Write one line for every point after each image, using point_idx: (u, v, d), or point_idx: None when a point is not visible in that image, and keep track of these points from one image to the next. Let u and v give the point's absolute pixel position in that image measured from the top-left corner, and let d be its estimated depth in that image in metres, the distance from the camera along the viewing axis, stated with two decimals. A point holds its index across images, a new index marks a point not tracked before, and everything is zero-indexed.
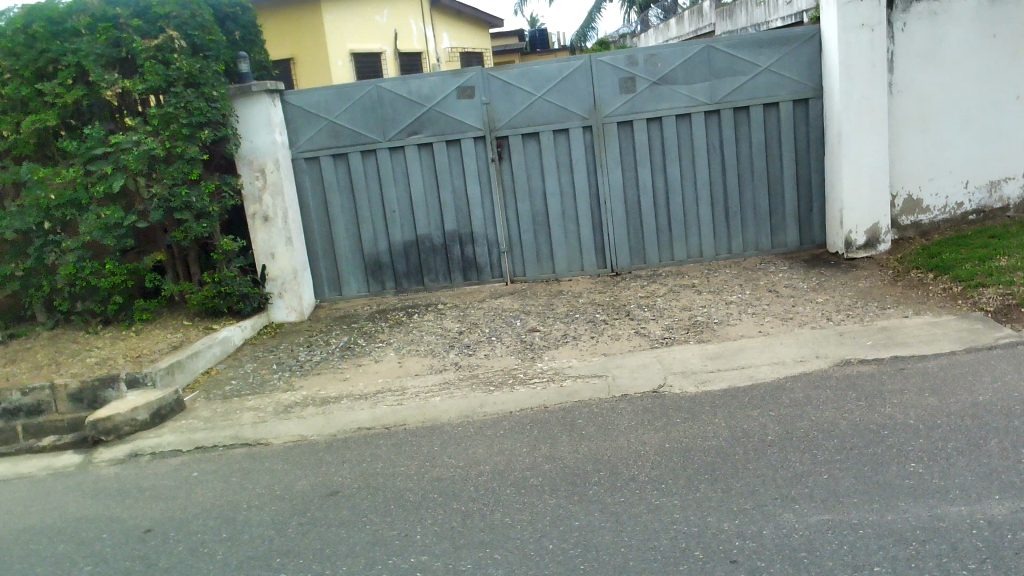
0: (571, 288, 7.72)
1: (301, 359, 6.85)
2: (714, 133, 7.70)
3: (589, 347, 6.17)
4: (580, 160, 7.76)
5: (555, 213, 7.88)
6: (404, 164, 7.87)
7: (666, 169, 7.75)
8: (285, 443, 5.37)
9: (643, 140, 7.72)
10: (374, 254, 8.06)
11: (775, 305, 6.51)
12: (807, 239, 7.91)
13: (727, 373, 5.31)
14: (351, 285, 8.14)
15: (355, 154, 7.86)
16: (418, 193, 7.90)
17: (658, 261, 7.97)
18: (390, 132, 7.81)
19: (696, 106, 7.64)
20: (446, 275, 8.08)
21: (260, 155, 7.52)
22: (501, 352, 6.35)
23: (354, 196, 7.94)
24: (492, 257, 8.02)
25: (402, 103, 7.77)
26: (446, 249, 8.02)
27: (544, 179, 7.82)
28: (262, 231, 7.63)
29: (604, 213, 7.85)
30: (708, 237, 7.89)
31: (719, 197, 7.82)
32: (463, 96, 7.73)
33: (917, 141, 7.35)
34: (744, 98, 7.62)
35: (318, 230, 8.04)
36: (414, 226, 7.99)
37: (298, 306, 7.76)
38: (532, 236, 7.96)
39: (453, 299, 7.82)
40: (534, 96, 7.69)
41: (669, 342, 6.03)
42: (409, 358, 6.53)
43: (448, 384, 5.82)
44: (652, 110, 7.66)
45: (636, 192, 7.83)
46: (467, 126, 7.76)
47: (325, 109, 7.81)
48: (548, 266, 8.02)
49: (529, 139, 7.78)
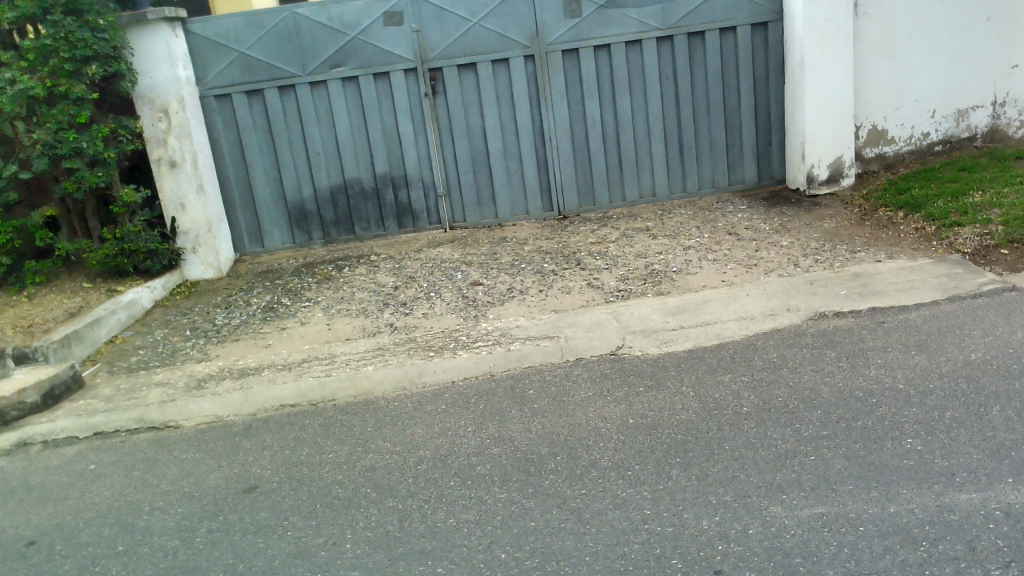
0: (515, 235, 7.10)
1: (218, 323, 6.14)
2: (667, 61, 7.07)
3: (538, 303, 5.60)
4: (522, 93, 7.08)
5: (497, 153, 7.21)
6: (327, 100, 7.09)
7: (616, 101, 7.12)
8: (197, 426, 4.71)
9: (590, 70, 7.05)
10: (298, 201, 7.32)
11: (737, 250, 6.00)
12: (766, 175, 7.39)
13: (692, 331, 4.80)
14: (274, 237, 7.40)
15: (272, 90, 7.05)
16: (345, 133, 7.14)
17: (608, 202, 7.38)
18: (310, 65, 7.00)
19: (647, 32, 6.97)
20: (379, 223, 7.39)
21: (162, 93, 6.66)
22: (441, 310, 5.74)
23: (273, 137, 7.15)
24: (429, 202, 7.34)
25: (322, 32, 6.96)
26: (378, 194, 7.31)
27: (483, 115, 7.13)
28: (169, 179, 6.81)
29: (549, 152, 7.22)
30: (662, 175, 7.32)
31: (673, 131, 7.23)
32: (390, 23, 6.94)
33: (883, 67, 6.83)
34: (698, 22, 6.98)
35: (235, 176, 7.24)
36: (342, 169, 7.25)
37: (215, 262, 7.01)
38: (472, 178, 7.29)
39: (387, 249, 7.15)
40: (469, 22, 6.94)
41: (626, 295, 5.49)
42: (339, 319, 5.89)
43: (382, 350, 5.20)
44: (599, 36, 6.98)
45: (584, 127, 7.19)
46: (396, 57, 6.99)
47: (235, 40, 6.96)
48: (490, 210, 7.38)
49: (465, 70, 7.05)
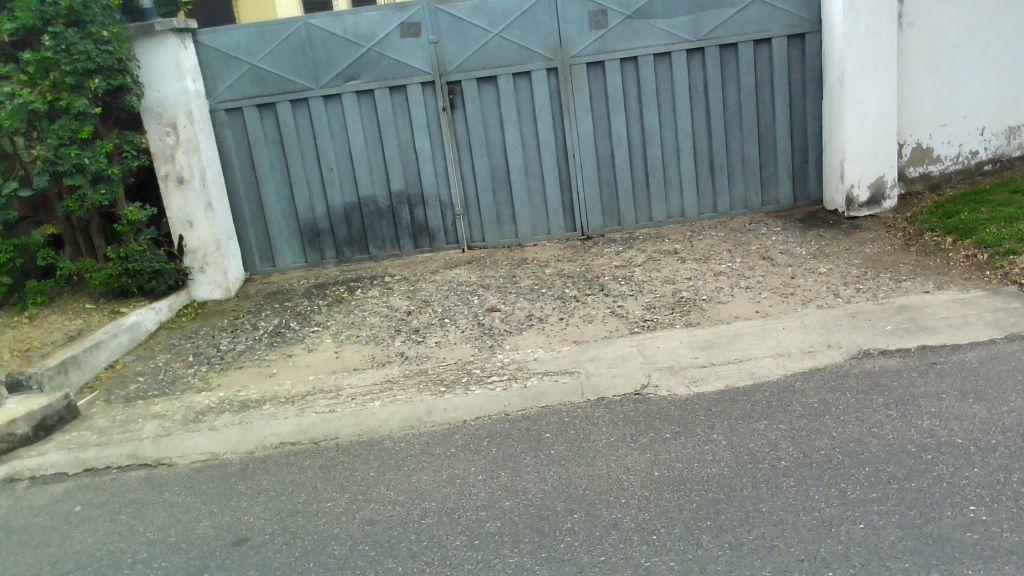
0: (536, 257, 6.77)
1: (222, 349, 5.86)
2: (697, 75, 6.71)
3: (557, 333, 5.25)
4: (545, 107, 6.75)
5: (517, 170, 6.89)
6: (341, 114, 6.81)
7: (643, 117, 6.77)
8: (191, 465, 4.41)
9: (616, 84, 6.70)
10: (311, 219, 7.04)
11: (771, 277, 5.63)
12: (801, 195, 6.99)
13: (724, 368, 4.44)
14: (285, 256, 7.12)
15: (284, 104, 6.78)
16: (360, 148, 6.86)
17: (634, 222, 7.02)
18: (323, 78, 6.73)
19: (676, 44, 6.62)
20: (394, 242, 7.08)
21: (169, 107, 6.41)
22: (455, 339, 5.41)
23: (285, 152, 6.89)
24: (446, 221, 7.03)
25: (336, 44, 6.68)
26: (393, 212, 7.01)
27: (503, 131, 6.81)
28: (177, 196, 6.56)
29: (572, 170, 6.87)
30: (691, 194, 6.95)
31: (703, 148, 6.86)
32: (407, 34, 6.65)
33: (928, 81, 6.42)
34: (731, 34, 6.61)
35: (245, 193, 6.98)
36: (356, 186, 6.97)
37: (223, 282, 6.74)
38: (492, 196, 6.96)
39: (402, 270, 6.84)
40: (489, 33, 6.63)
41: (652, 326, 5.13)
42: (348, 347, 5.59)
43: (391, 383, 4.88)
44: (626, 49, 6.64)
45: (609, 144, 6.85)
46: (413, 70, 6.70)
47: (246, 52, 6.71)
48: (509, 229, 7.05)
49: (485, 84, 6.74)
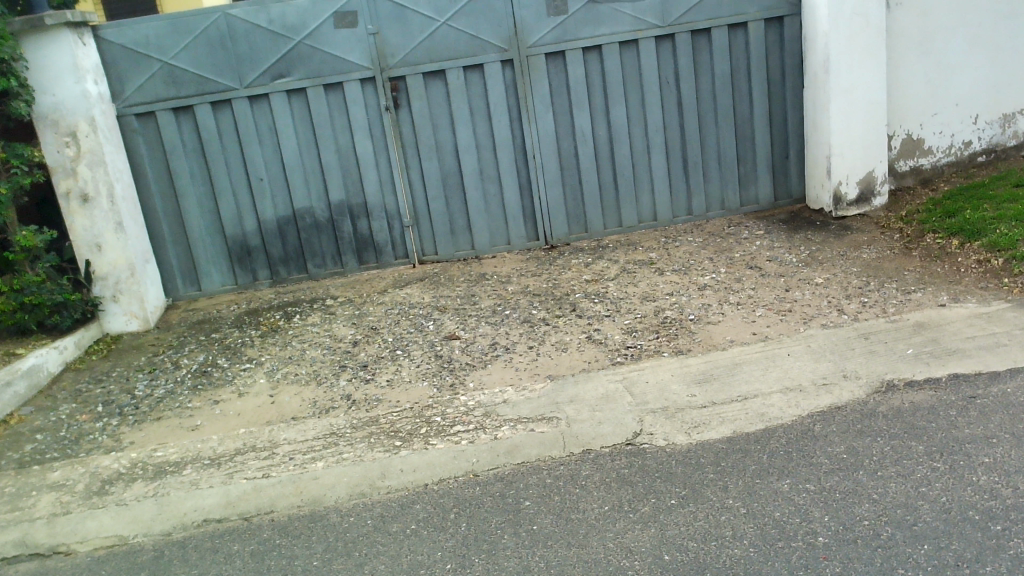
0: (495, 271, 6.06)
1: (137, 395, 5.02)
2: (667, 65, 6.07)
3: (527, 366, 4.56)
4: (500, 104, 6.04)
5: (472, 174, 6.17)
6: (270, 117, 6.02)
7: (609, 112, 6.11)
8: (93, 554, 3.60)
9: (579, 76, 6.02)
10: (239, 236, 6.24)
11: (763, 292, 5.02)
12: (783, 193, 6.40)
13: (727, 410, 3.79)
14: (212, 278, 6.30)
15: (204, 106, 5.96)
16: (292, 155, 6.08)
17: (603, 228, 6.35)
18: (248, 77, 5.92)
19: (644, 30, 5.96)
20: (335, 259, 6.32)
21: (67, 113, 5.55)
22: (409, 376, 4.68)
23: (207, 161, 6.07)
24: (394, 233, 6.28)
25: (261, 36, 5.88)
26: (333, 225, 6.24)
27: (455, 131, 6.09)
28: (81, 216, 5.69)
29: (533, 172, 6.18)
30: (663, 196, 6.31)
31: (676, 145, 6.22)
32: (342, 24, 5.88)
33: (919, 66, 5.88)
34: (704, 18, 5.98)
35: (163, 209, 6.14)
36: (290, 197, 6.18)
37: (139, 312, 5.89)
38: (443, 204, 6.23)
39: (345, 291, 6.08)
40: (435, 22, 5.88)
41: (636, 355, 4.47)
42: (285, 389, 4.82)
43: (336, 437, 4.13)
44: (589, 36, 5.95)
45: (572, 143, 6.17)
46: (350, 64, 5.93)
47: (157, 47, 5.87)
48: (464, 240, 6.33)
49: (432, 78, 6.00)
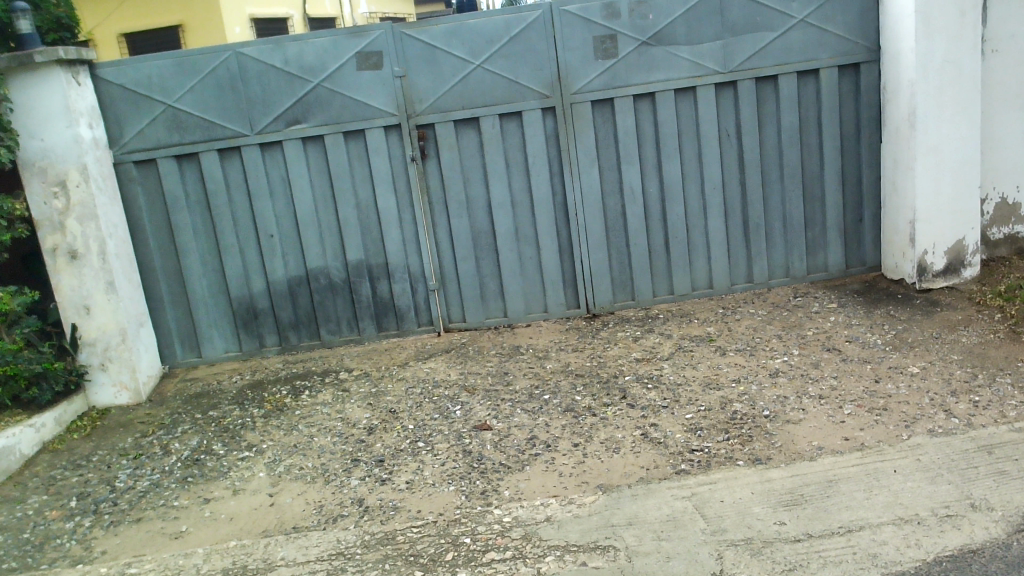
0: (530, 343, 5.37)
1: (117, 488, 4.33)
2: (727, 116, 5.41)
3: (573, 471, 3.83)
4: (540, 157, 5.40)
5: (505, 234, 5.51)
6: (283, 167, 5.41)
7: (661, 167, 5.45)
8: None
9: (629, 126, 5.37)
10: (246, 298, 5.60)
11: (847, 383, 4.27)
12: (854, 260, 5.68)
13: (829, 547, 3.04)
14: (214, 344, 5.66)
15: (210, 154, 5.37)
16: (307, 209, 5.46)
17: (652, 296, 5.65)
18: (260, 122, 5.33)
19: (703, 76, 5.31)
20: (351, 325, 5.65)
21: (57, 161, 4.96)
22: (432, 478, 3.96)
23: (213, 215, 5.47)
24: (417, 297, 5.61)
25: (276, 78, 5.29)
26: (350, 287, 5.59)
27: (488, 186, 5.45)
28: (68, 275, 5.07)
29: (574, 233, 5.51)
30: (721, 261, 5.61)
31: (736, 205, 5.55)
32: (366, 66, 5.29)
33: (1016, 122, 5.20)
34: (770, 64, 5.32)
35: (162, 266, 5.53)
36: (303, 256, 5.55)
37: (130, 383, 5.24)
38: (474, 266, 5.57)
39: (361, 363, 5.40)
40: (469, 64, 5.27)
41: (705, 462, 3.73)
42: (287, 487, 4.11)
43: (344, 560, 3.41)
44: (640, 82, 5.31)
45: (620, 200, 5.51)
46: (373, 110, 5.32)
47: (161, 89, 5.30)
48: (496, 307, 5.66)
49: (464, 127, 5.38)
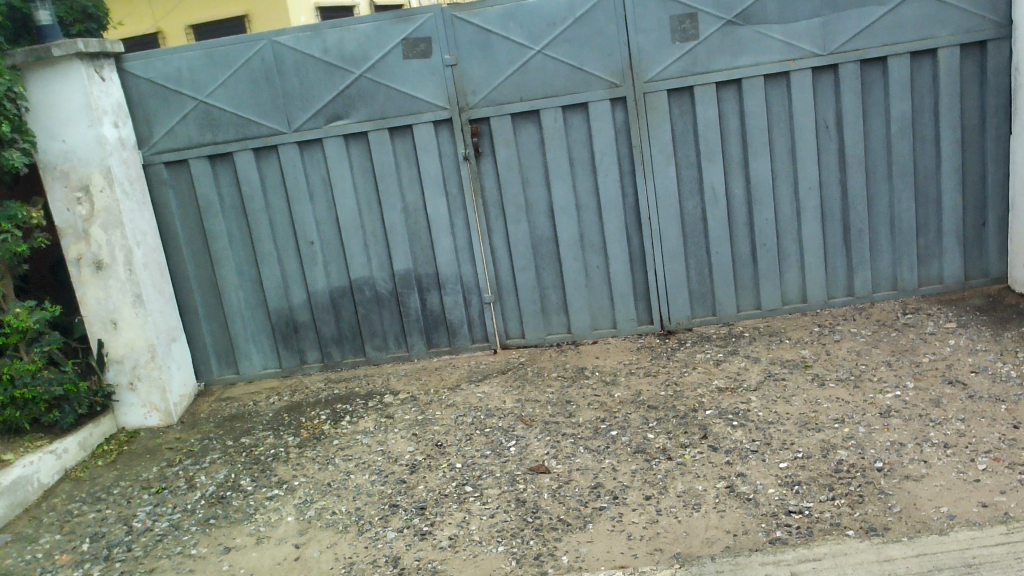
0: (597, 365, 4.77)
1: (134, 529, 3.89)
2: (826, 105, 4.69)
3: (645, 533, 3.22)
4: (608, 154, 4.77)
5: (569, 241, 4.91)
6: (324, 168, 4.92)
7: (748, 165, 4.77)
8: None
9: (711, 118, 4.70)
10: (285, 311, 5.14)
11: (978, 429, 3.55)
12: (975, 271, 4.90)
13: None
14: (252, 359, 5.23)
15: (245, 155, 4.91)
16: (350, 213, 4.96)
17: (735, 311, 4.98)
18: (297, 118, 4.83)
19: (798, 60, 4.60)
20: (398, 340, 5.14)
21: (79, 163, 4.55)
22: (480, 533, 3.41)
23: (249, 220, 5.01)
24: (471, 311, 5.07)
25: (315, 69, 4.79)
26: (397, 300, 5.07)
27: (549, 187, 4.85)
28: (93, 287, 4.66)
29: (647, 239, 4.87)
30: (816, 271, 4.90)
31: (835, 207, 4.83)
32: (413, 54, 4.74)
33: None
34: (878, 43, 4.57)
35: (196, 276, 5.11)
36: (346, 265, 5.05)
37: (160, 404, 4.82)
38: (534, 277, 4.99)
39: (408, 384, 4.89)
40: (528, 50, 4.67)
41: (806, 530, 3.07)
42: (316, 537, 3.61)
43: None
44: (725, 68, 4.63)
45: (700, 203, 4.84)
46: (421, 104, 4.77)
47: (192, 84, 4.86)
48: (558, 322, 5.07)
49: (523, 122, 4.79)
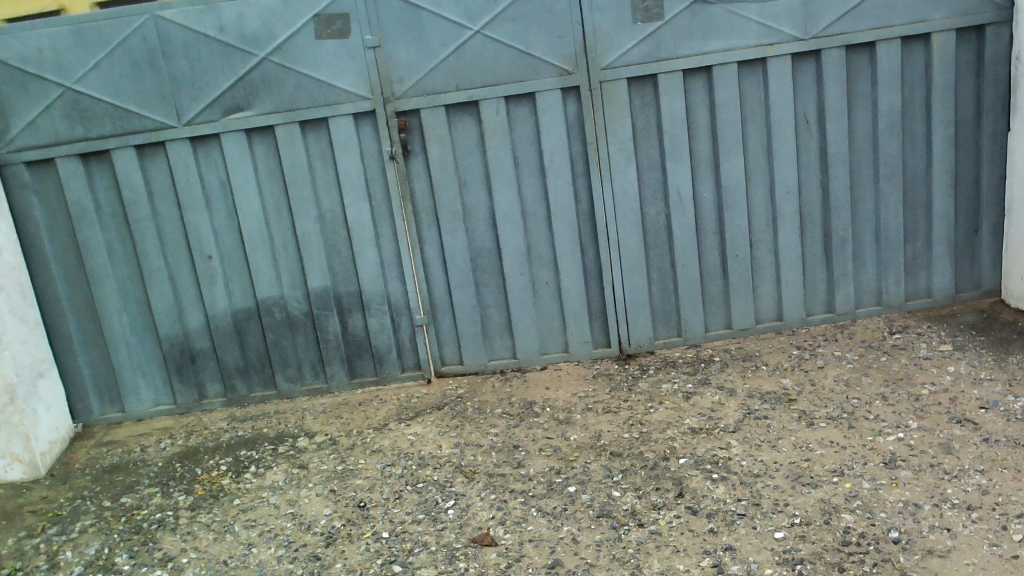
0: (548, 397, 4.11)
1: None
2: (806, 97, 4.11)
3: None
4: (559, 152, 4.10)
5: (514, 253, 4.23)
6: (223, 169, 4.13)
7: (718, 165, 4.15)
8: None
9: (677, 112, 4.07)
10: (180, 337, 4.35)
11: (1002, 484, 3.01)
12: (966, 283, 4.39)
13: None
14: (140, 394, 4.42)
15: (125, 153, 4.09)
16: (255, 223, 4.19)
17: (703, 331, 4.37)
18: (189, 109, 4.04)
19: (776, 44, 4.00)
20: (315, 370, 4.40)
21: None
22: None
23: (132, 231, 4.20)
24: (401, 335, 4.35)
25: (209, 51, 3.99)
26: (313, 322, 4.32)
27: (491, 191, 4.16)
28: None
29: (603, 251, 4.23)
30: (794, 286, 4.33)
31: (814, 213, 4.26)
32: (327, 33, 3.98)
33: None
34: (865, 27, 4.00)
35: (69, 297, 4.27)
36: (252, 283, 4.28)
37: (22, 455, 3.97)
38: (473, 295, 4.30)
39: (326, 424, 4.15)
40: (465, 30, 3.96)
41: None
42: None
43: None
44: (694, 53, 4.00)
45: (663, 208, 4.22)
46: (338, 93, 4.02)
47: (57, 66, 4.01)
48: (502, 345, 4.39)
49: (460, 114, 4.08)
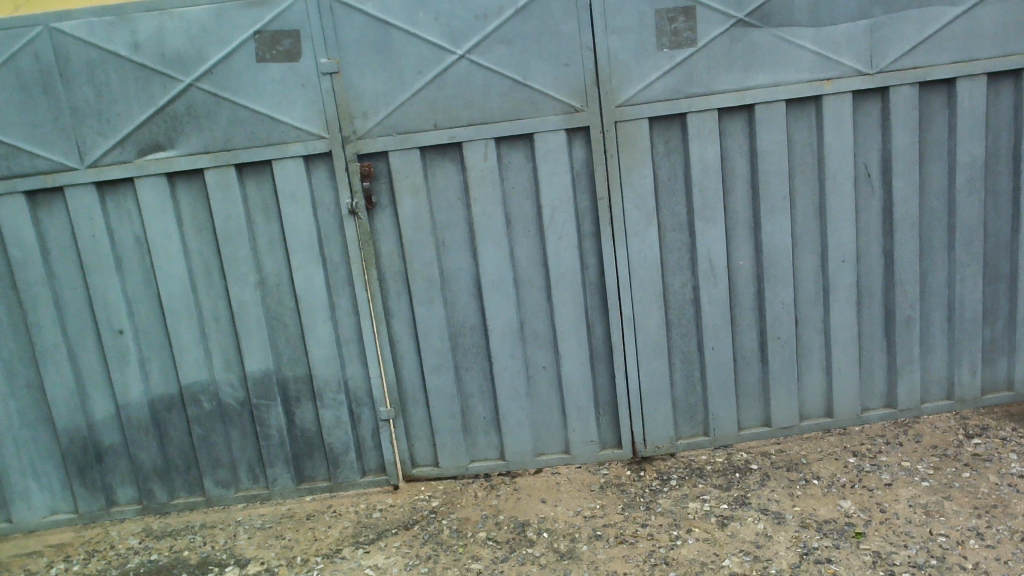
0: (545, 516, 3.25)
1: None
2: (869, 145, 3.32)
3: None
4: (562, 209, 3.28)
5: (504, 332, 3.39)
6: (138, 222, 3.27)
7: (760, 226, 3.35)
8: None
9: (710, 162, 3.26)
10: (83, 430, 3.46)
11: None
12: None
13: None
14: (32, 499, 3.52)
15: (12, 201, 3.23)
16: (178, 290, 3.32)
17: (736, 428, 3.54)
18: (95, 147, 3.19)
19: (834, 80, 3.21)
20: (254, 472, 3.53)
21: None
22: None
23: (22, 298, 3.32)
24: (361, 430, 3.49)
25: (120, 74, 3.14)
26: (252, 414, 3.45)
27: (476, 255, 3.33)
28: None
29: (616, 331, 3.40)
30: (848, 374, 3.52)
31: (874, 287, 3.46)
32: (271, 55, 3.14)
33: None
34: (943, 61, 3.23)
35: None
36: (174, 364, 3.41)
37: None
38: (452, 382, 3.45)
39: (263, 547, 3.27)
40: (447, 53, 3.15)
41: None
42: None
43: None
44: (733, 88, 3.20)
45: (690, 278, 3.40)
46: (286, 130, 3.18)
47: None
48: (487, 444, 3.54)
49: (439, 159, 3.25)
